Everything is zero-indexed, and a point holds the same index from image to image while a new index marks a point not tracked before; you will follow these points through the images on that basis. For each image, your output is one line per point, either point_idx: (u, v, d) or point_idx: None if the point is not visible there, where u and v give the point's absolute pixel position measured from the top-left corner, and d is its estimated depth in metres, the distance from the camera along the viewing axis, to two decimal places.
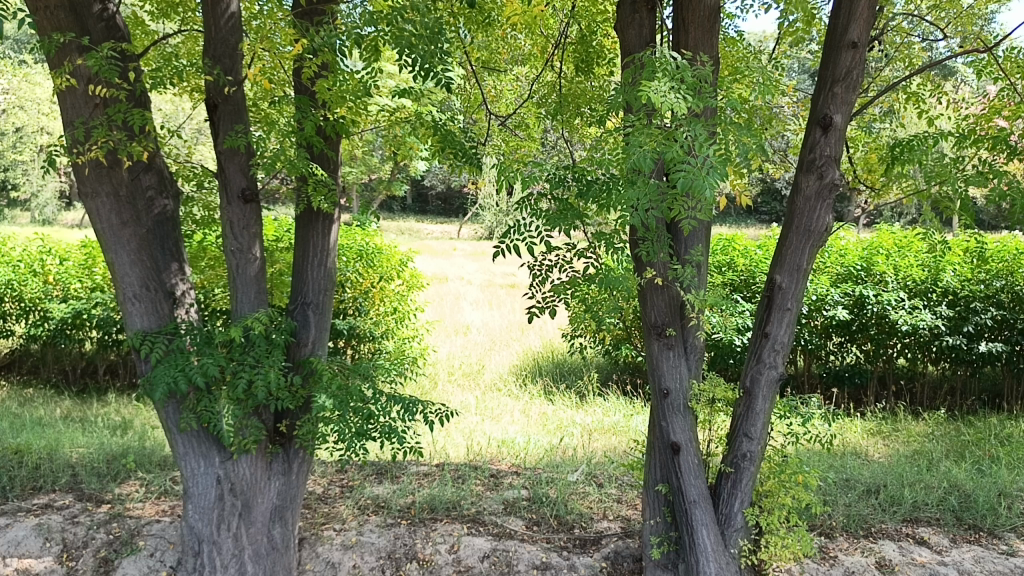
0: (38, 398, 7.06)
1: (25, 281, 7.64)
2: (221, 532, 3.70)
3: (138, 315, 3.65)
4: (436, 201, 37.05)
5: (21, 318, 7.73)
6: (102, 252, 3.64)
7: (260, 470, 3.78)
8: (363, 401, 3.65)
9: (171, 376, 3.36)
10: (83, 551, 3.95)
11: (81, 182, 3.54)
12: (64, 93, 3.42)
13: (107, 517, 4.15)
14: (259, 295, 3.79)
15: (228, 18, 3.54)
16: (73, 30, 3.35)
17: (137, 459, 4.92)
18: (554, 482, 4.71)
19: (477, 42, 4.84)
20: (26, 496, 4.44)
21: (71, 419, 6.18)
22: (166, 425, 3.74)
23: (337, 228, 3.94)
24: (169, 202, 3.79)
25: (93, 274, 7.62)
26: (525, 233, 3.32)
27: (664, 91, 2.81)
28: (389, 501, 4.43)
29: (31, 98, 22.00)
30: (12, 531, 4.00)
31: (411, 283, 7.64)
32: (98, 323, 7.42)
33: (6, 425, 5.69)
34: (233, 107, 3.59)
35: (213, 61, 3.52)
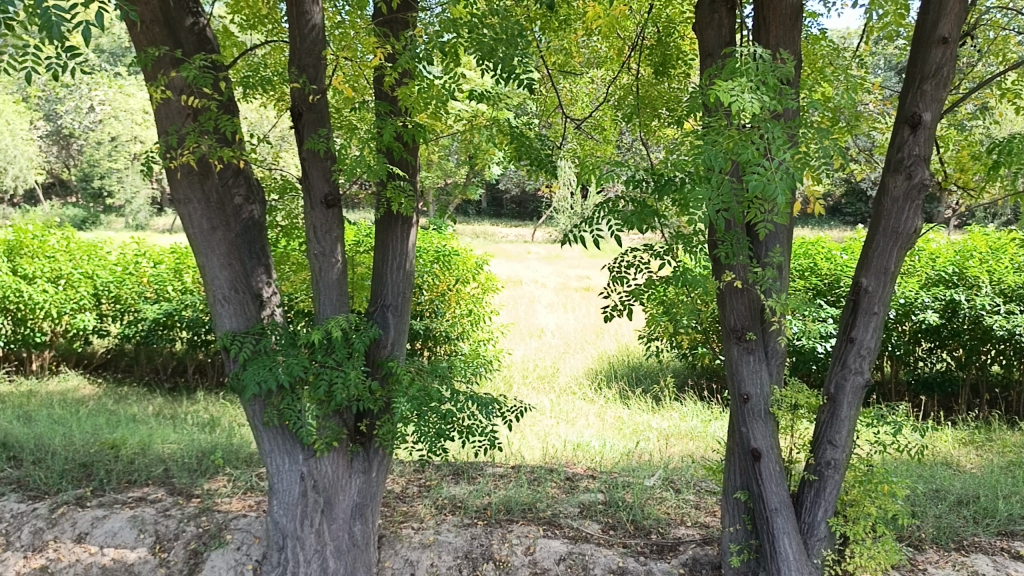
0: (133, 395, 7.42)
1: (122, 284, 8.07)
2: (304, 528, 3.80)
3: (227, 316, 3.77)
4: (511, 204, 37.28)
5: (118, 319, 8.13)
6: (195, 256, 3.78)
7: (342, 468, 3.87)
8: (442, 402, 3.71)
9: (260, 376, 3.47)
10: (175, 544, 4.10)
11: (174, 189, 3.66)
12: (160, 103, 3.56)
13: (196, 511, 4.32)
14: (341, 297, 3.88)
15: (312, 29, 3.62)
16: (167, 43, 3.48)
17: (225, 456, 5.09)
18: (630, 486, 4.68)
19: (553, 47, 4.83)
20: (122, 489, 4.65)
21: (162, 417, 6.43)
22: (253, 423, 3.87)
23: (415, 233, 4.00)
24: (256, 207, 3.92)
25: (183, 277, 8.06)
26: (597, 227, 3.37)
27: (742, 89, 2.77)
28: (466, 502, 4.47)
29: (125, 108, 23.17)
30: (108, 523, 4.20)
31: (486, 286, 7.74)
32: (188, 324, 7.83)
33: (103, 422, 5.96)
34: (317, 115, 3.67)
35: (298, 71, 3.60)
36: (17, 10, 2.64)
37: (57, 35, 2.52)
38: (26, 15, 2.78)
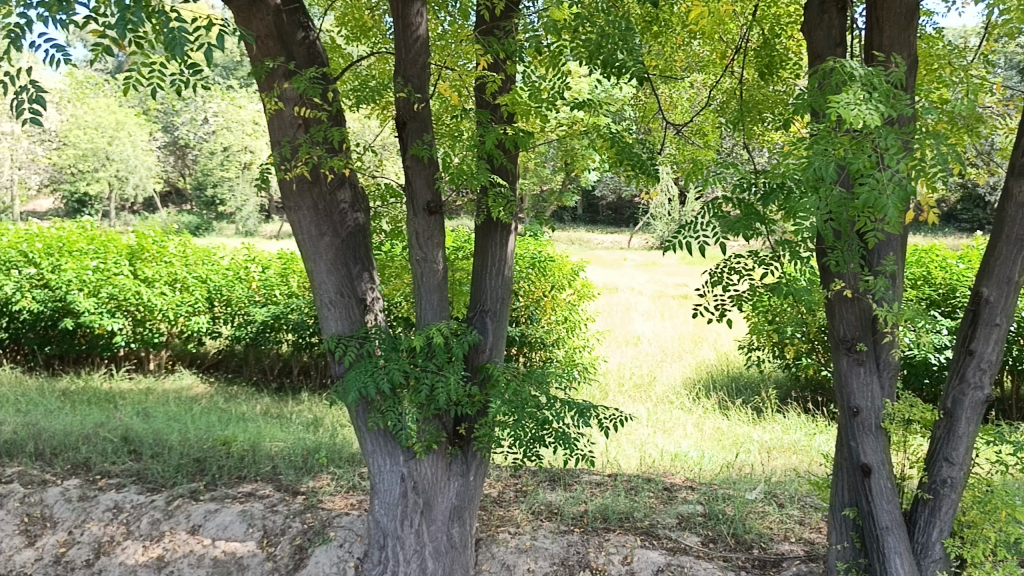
0: (242, 394, 7.74)
1: (233, 288, 8.46)
2: (405, 527, 3.88)
3: (333, 319, 3.90)
4: (607, 211, 37.16)
5: (228, 321, 8.51)
6: (304, 261, 3.91)
7: (441, 470, 3.94)
8: (539, 407, 3.72)
9: (362, 383, 3.56)
10: (281, 539, 4.25)
11: (286, 197, 3.83)
12: (274, 114, 3.71)
13: (302, 508, 4.46)
14: (441, 302, 3.94)
15: (417, 41, 3.71)
16: (281, 56, 3.63)
17: (329, 455, 5.25)
18: (730, 499, 4.58)
19: (654, 51, 4.79)
20: (232, 484, 4.85)
21: (269, 416, 6.68)
22: (356, 424, 3.97)
23: (514, 239, 4.02)
24: (361, 214, 4.00)
25: (289, 281, 8.43)
26: (696, 231, 3.39)
27: (854, 99, 2.66)
28: (562, 508, 4.46)
29: (235, 119, 24.23)
30: (220, 516, 4.39)
31: (582, 292, 7.71)
32: (293, 326, 8.18)
33: (215, 419, 6.24)
34: (421, 123, 3.75)
35: (404, 81, 3.68)
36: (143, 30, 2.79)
37: (179, 54, 2.65)
38: (153, 33, 2.96)
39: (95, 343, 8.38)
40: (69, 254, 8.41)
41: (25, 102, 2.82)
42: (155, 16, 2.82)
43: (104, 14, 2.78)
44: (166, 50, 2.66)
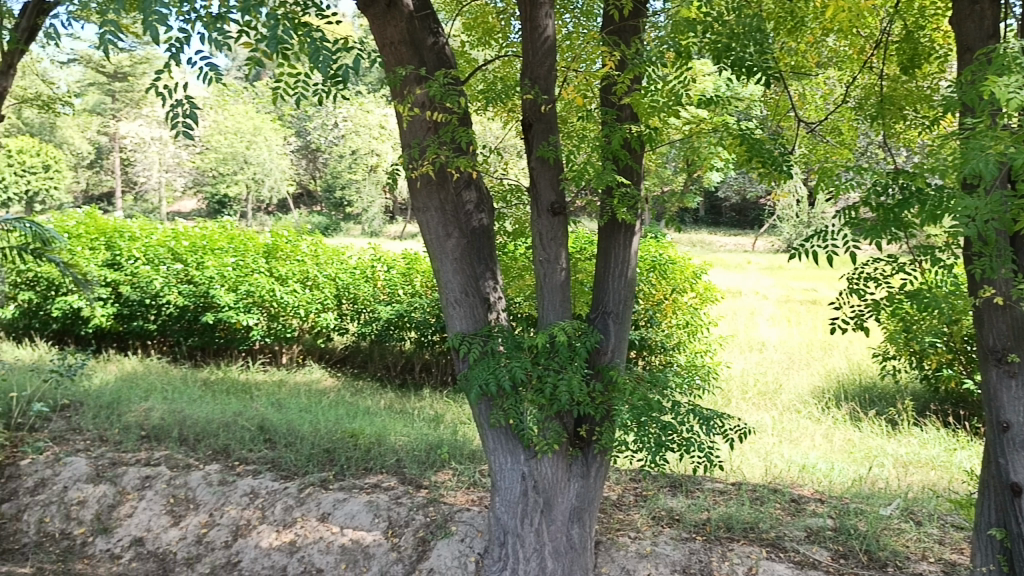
0: (367, 389, 8.00)
1: (360, 286, 8.76)
2: (525, 526, 3.92)
3: (459, 317, 3.97)
4: (731, 212, 36.25)
5: (355, 319, 8.81)
6: (430, 261, 4.00)
7: (562, 470, 3.94)
8: (662, 412, 3.70)
9: (484, 378, 3.62)
10: (406, 530, 4.37)
11: (415, 198, 3.92)
12: (404, 119, 3.83)
13: (425, 501, 4.57)
14: (563, 303, 3.93)
15: (544, 43, 3.74)
16: (413, 61, 3.72)
17: (451, 451, 5.36)
18: (863, 514, 4.38)
19: (787, 48, 4.65)
20: (359, 475, 5.03)
21: (393, 410, 6.88)
22: (479, 421, 4.03)
23: (638, 240, 3.98)
24: (485, 215, 4.06)
25: (413, 281, 8.66)
26: (828, 239, 3.26)
27: (1015, 87, 2.50)
28: (684, 515, 4.38)
29: (364, 124, 25.06)
30: (348, 506, 4.55)
31: (705, 295, 7.57)
32: (417, 324, 8.42)
33: (343, 412, 6.49)
34: (546, 124, 3.76)
35: (531, 82, 3.71)
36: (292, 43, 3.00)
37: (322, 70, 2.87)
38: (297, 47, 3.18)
39: (233, 337, 8.86)
40: (212, 252, 8.95)
41: (182, 113, 3.11)
42: (299, 32, 3.04)
43: (253, 31, 3.02)
44: (313, 65, 2.88)
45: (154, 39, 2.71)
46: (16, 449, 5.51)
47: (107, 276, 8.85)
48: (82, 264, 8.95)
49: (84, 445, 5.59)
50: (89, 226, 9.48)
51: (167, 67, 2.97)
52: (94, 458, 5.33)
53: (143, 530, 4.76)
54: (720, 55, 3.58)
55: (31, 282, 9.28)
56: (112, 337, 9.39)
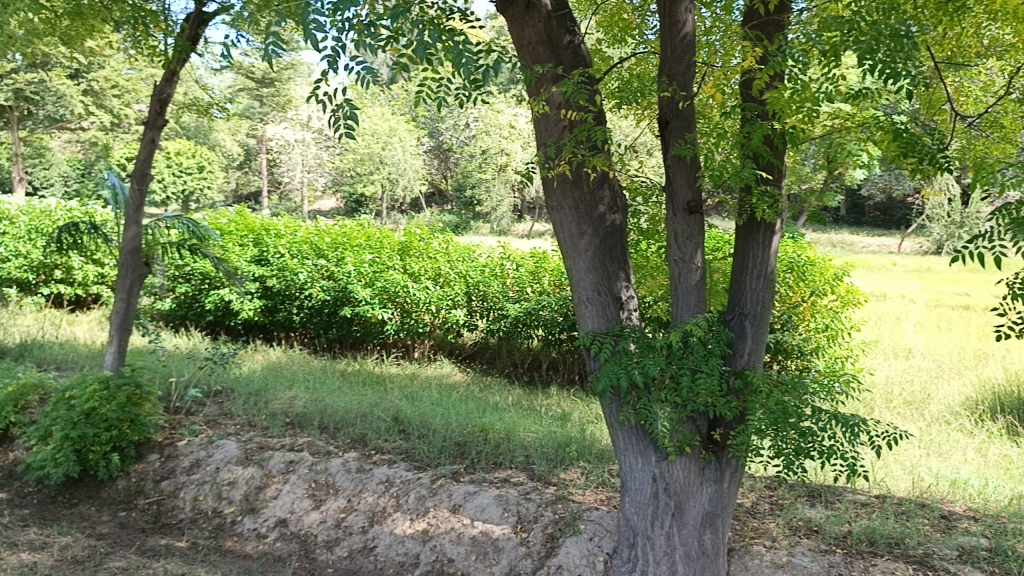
0: (496, 385, 8.12)
1: (490, 284, 8.90)
2: (655, 528, 3.88)
3: (590, 316, 3.96)
4: (874, 211, 34.47)
5: (484, 316, 8.95)
6: (562, 259, 4.02)
7: (694, 474, 3.87)
8: (801, 418, 3.56)
9: (615, 374, 3.64)
10: (534, 526, 4.41)
11: (549, 196, 3.95)
12: (540, 118, 3.87)
13: (553, 498, 4.60)
14: (699, 303, 3.85)
15: (683, 40, 3.69)
16: (550, 61, 3.75)
17: (579, 449, 5.37)
18: (1023, 536, 4.07)
19: (945, 38, 4.39)
20: (489, 469, 5.12)
21: (521, 407, 6.95)
22: (609, 420, 4.02)
23: (778, 240, 3.86)
24: (618, 215, 4.03)
25: (542, 279, 8.72)
26: (988, 241, 3.06)
27: None
28: (823, 526, 4.21)
29: (494, 124, 25.35)
30: (478, 498, 4.63)
31: (846, 299, 7.25)
32: (545, 323, 8.46)
33: (473, 407, 6.61)
34: (684, 121, 3.71)
35: (668, 79, 3.66)
36: (437, 47, 3.10)
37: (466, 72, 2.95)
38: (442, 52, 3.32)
39: (369, 331, 9.20)
40: (350, 248, 9.34)
41: (340, 118, 3.32)
42: (445, 36, 3.17)
43: (400, 37, 3.18)
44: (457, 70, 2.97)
45: (310, 47, 2.93)
46: (175, 430, 5.92)
47: (255, 271, 9.39)
48: (233, 260, 9.54)
49: (235, 429, 5.95)
50: (240, 224, 10.09)
51: (325, 78, 3.19)
52: (243, 442, 5.66)
53: (287, 512, 5.01)
54: (858, 56, 3.30)
55: (188, 275, 9.97)
56: (258, 329, 9.94)
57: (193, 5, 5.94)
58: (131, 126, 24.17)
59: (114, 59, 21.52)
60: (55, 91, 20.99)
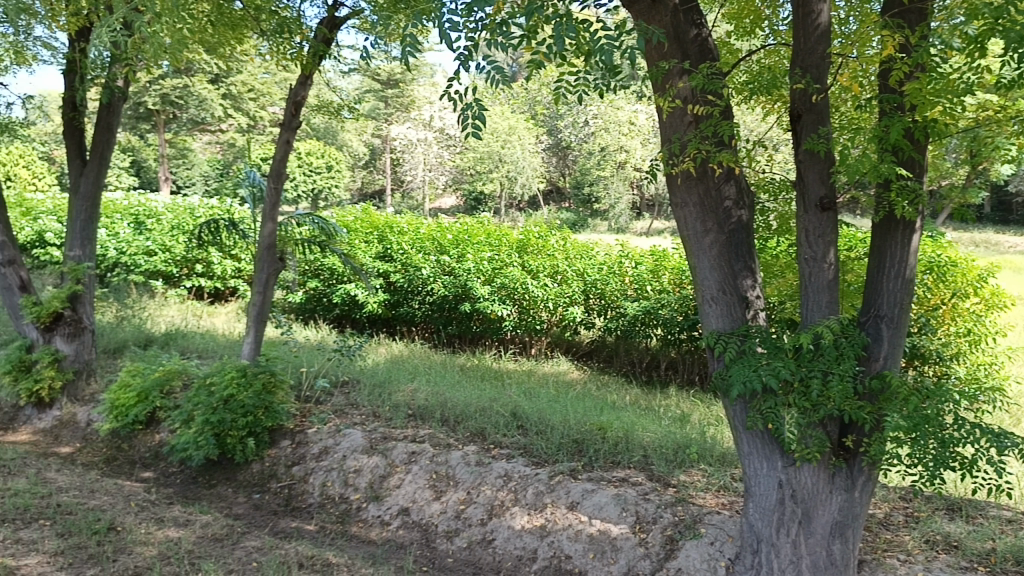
0: (614, 384, 8.07)
1: (608, 282, 8.83)
2: (781, 536, 3.77)
3: (714, 316, 3.88)
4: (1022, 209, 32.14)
5: (602, 314, 8.90)
6: (686, 257, 3.95)
7: (823, 481, 3.73)
8: (943, 427, 3.37)
9: (746, 376, 3.57)
10: (653, 527, 4.36)
11: (673, 193, 3.90)
12: (666, 113, 3.82)
13: (673, 500, 4.55)
14: (831, 304, 3.70)
15: (817, 30, 3.56)
16: (677, 56, 3.70)
17: (700, 451, 5.27)
18: None
19: None
20: (608, 468, 5.10)
21: (639, 407, 6.89)
22: (733, 423, 3.93)
23: (918, 238, 3.66)
24: (745, 211, 3.92)
25: (661, 277, 8.59)
26: None
27: None
28: (963, 542, 3.98)
29: (614, 120, 25.11)
30: (596, 497, 4.62)
31: (991, 302, 6.81)
32: (664, 322, 8.32)
33: (591, 405, 6.60)
34: (817, 115, 3.57)
35: (802, 71, 3.55)
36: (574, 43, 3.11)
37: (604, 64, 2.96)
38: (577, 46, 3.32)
39: (488, 327, 9.33)
40: (471, 245, 9.50)
41: (469, 117, 3.40)
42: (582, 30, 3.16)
43: (536, 34, 3.20)
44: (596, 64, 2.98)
45: (446, 44, 3.05)
46: (305, 418, 6.19)
47: (380, 267, 9.78)
48: (359, 256, 9.97)
49: (360, 419, 6.16)
50: (365, 221, 10.46)
51: (455, 78, 3.30)
52: (368, 432, 5.85)
53: (409, 501, 5.15)
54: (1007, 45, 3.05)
55: (317, 271, 10.40)
56: (382, 323, 10.27)
57: (325, 10, 6.21)
58: (265, 128, 25.42)
59: (251, 64, 22.65)
60: (197, 95, 22.50)
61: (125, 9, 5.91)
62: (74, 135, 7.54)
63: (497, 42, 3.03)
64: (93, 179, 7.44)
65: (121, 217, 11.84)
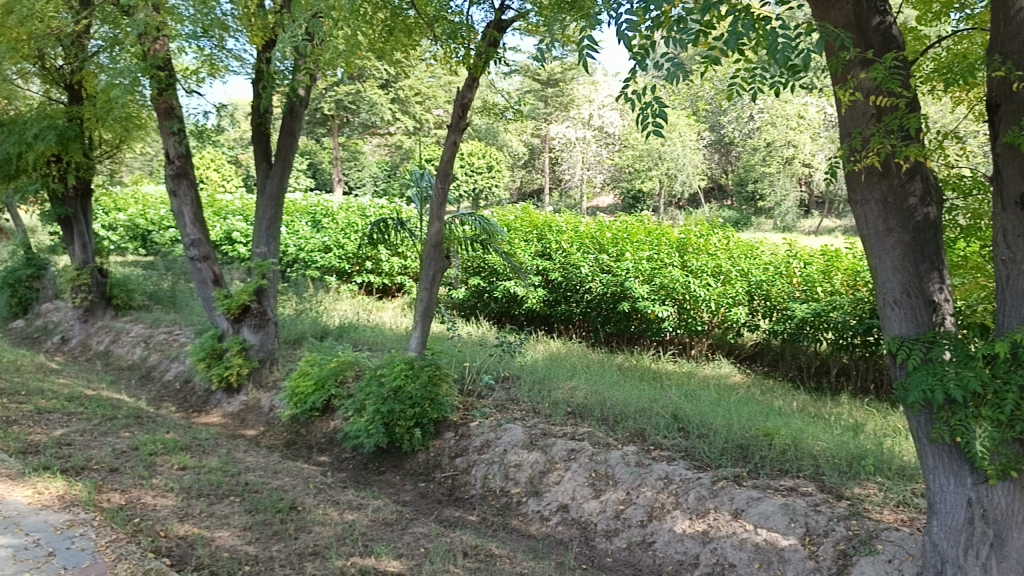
0: (779, 389, 7.77)
1: (774, 283, 8.51)
2: (968, 558, 3.52)
3: (897, 320, 3.65)
4: None
5: (767, 316, 8.57)
6: (867, 258, 3.74)
7: (1020, 503, 3.42)
8: None
9: (929, 385, 3.33)
10: (825, 540, 4.17)
11: (853, 191, 3.71)
12: (846, 106, 3.65)
13: (846, 514, 4.33)
14: None
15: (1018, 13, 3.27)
16: (858, 46, 3.52)
17: (876, 463, 4.97)
18: None
19: None
20: (774, 476, 4.92)
21: (808, 414, 6.60)
22: (916, 434, 3.70)
23: None
24: (932, 209, 3.66)
25: (833, 279, 8.18)
26: None
27: None
28: None
29: (782, 115, 24.12)
30: (762, 505, 4.47)
31: None
32: (835, 326, 7.89)
33: (756, 409, 6.39)
34: (1018, 105, 3.28)
35: (1000, 57, 3.27)
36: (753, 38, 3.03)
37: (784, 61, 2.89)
38: (758, 39, 3.23)
39: (647, 327, 9.22)
40: (630, 244, 9.44)
41: (648, 116, 3.45)
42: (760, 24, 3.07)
43: (713, 29, 3.15)
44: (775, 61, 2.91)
45: (623, 45, 3.06)
46: (468, 412, 6.36)
47: (539, 265, 9.91)
48: (520, 255, 10.14)
49: (521, 414, 6.26)
50: (526, 220, 10.65)
51: (632, 76, 3.32)
52: (529, 427, 5.94)
53: (568, 498, 5.17)
54: None
55: (479, 268, 10.67)
56: (540, 320, 10.42)
57: (492, 13, 6.35)
58: (431, 130, 26.39)
59: (418, 69, 23.55)
60: (369, 100, 23.88)
61: (307, 18, 6.30)
62: (261, 140, 8.12)
63: (674, 40, 2.99)
64: (277, 182, 7.96)
65: (300, 216, 12.65)
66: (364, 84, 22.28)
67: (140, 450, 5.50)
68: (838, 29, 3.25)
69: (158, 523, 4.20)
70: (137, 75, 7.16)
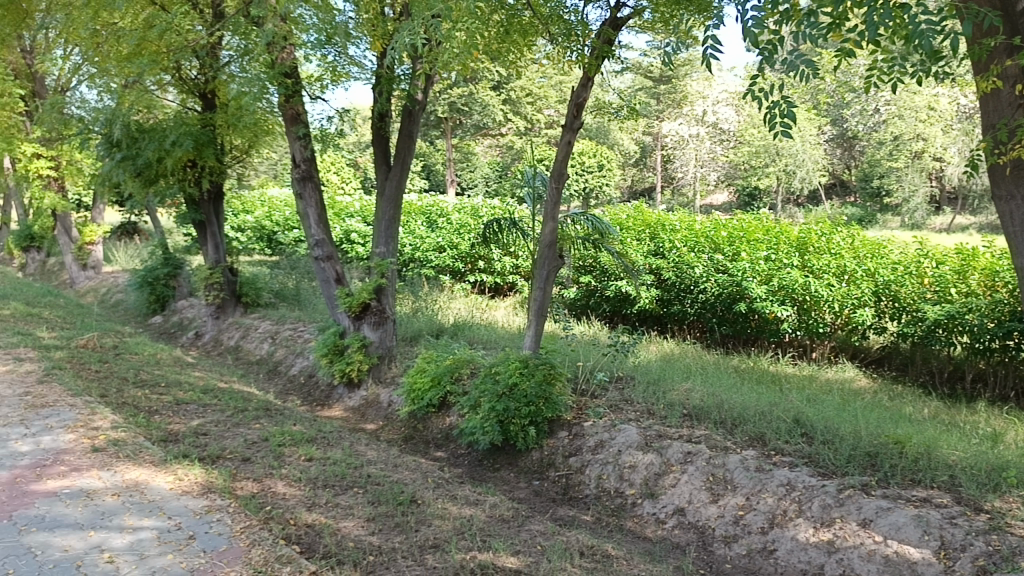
0: (909, 395, 7.40)
1: (903, 283, 8.12)
2: None
3: None
4: None
5: (896, 318, 8.19)
6: (1011, 258, 3.51)
7: None
8: None
9: None
10: (962, 555, 3.94)
11: (997, 186, 3.49)
12: (990, 96, 3.48)
13: (986, 528, 4.08)
14: None
15: None
16: (1004, 30, 3.31)
17: (1019, 475, 4.67)
18: None
19: None
20: (906, 486, 4.69)
21: (941, 421, 6.27)
22: None
23: None
24: None
25: (969, 279, 7.73)
26: None
27: None
28: None
29: (909, 106, 22.89)
30: (893, 516, 4.27)
31: None
32: (971, 329, 7.44)
33: (885, 416, 6.12)
34: None
35: None
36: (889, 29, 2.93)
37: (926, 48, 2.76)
38: (894, 29, 3.11)
39: (765, 328, 8.97)
40: (747, 243, 9.17)
41: (776, 116, 3.41)
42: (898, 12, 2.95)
43: (845, 20, 3.05)
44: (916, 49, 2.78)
45: (749, 41, 3.01)
46: (582, 411, 6.35)
47: (652, 264, 9.79)
48: (632, 255, 10.01)
49: (635, 415, 6.21)
50: (639, 219, 10.53)
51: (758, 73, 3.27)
52: (644, 429, 5.88)
53: (685, 502, 5.09)
54: None
55: (591, 268, 10.64)
56: (653, 320, 10.30)
57: (608, 11, 6.31)
58: (542, 130, 26.51)
59: (529, 69, 23.68)
60: (482, 102, 24.22)
61: (426, 20, 6.43)
62: (380, 142, 8.33)
63: (804, 34, 2.94)
64: (396, 183, 8.18)
65: (416, 216, 12.96)
66: (478, 86, 22.64)
67: (269, 441, 5.76)
68: (984, 8, 3.13)
69: (288, 511, 4.40)
70: (265, 83, 7.56)
